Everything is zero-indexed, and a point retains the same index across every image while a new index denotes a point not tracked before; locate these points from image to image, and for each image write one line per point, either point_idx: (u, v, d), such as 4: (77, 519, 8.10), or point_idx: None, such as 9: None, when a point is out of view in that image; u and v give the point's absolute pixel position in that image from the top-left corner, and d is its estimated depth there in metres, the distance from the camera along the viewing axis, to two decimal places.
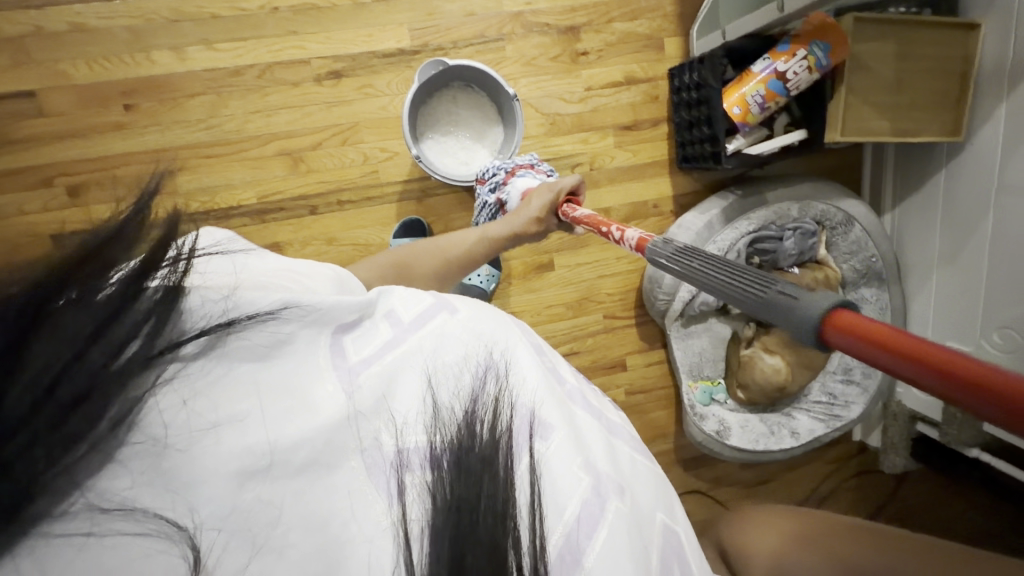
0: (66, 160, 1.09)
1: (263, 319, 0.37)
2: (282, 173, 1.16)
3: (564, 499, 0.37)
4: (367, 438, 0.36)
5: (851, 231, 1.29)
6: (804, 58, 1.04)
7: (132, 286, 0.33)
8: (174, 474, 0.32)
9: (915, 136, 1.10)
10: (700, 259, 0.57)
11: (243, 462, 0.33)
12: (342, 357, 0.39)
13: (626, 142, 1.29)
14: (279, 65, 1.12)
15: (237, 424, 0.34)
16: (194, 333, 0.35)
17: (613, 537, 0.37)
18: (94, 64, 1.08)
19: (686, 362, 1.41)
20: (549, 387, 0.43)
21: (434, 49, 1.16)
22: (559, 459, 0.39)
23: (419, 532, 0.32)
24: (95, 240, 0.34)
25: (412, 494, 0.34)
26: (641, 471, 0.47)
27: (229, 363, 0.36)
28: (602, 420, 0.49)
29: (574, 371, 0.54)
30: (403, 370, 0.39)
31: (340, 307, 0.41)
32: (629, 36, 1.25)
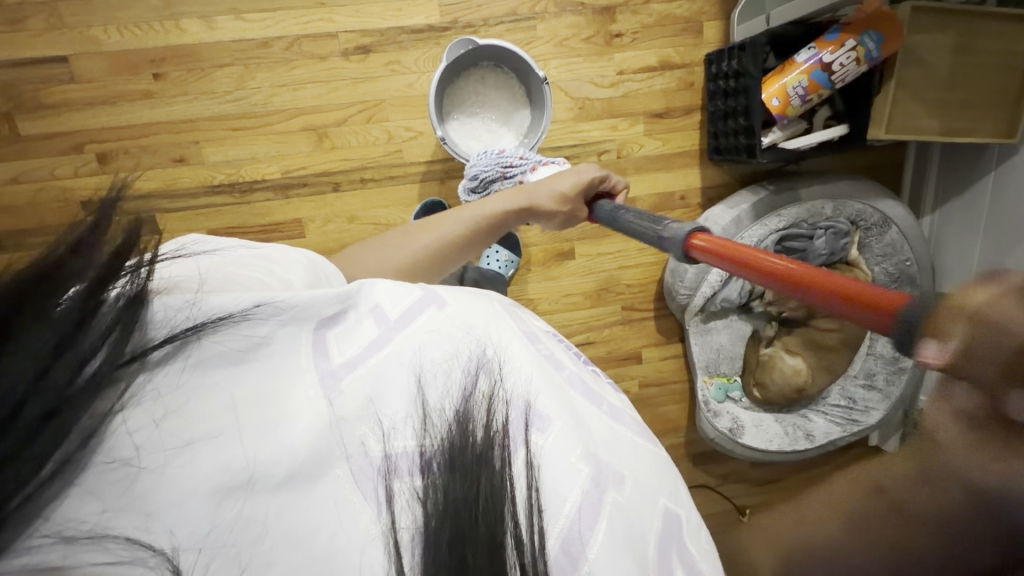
0: (97, 127, 1.11)
1: (233, 322, 0.38)
2: (307, 148, 1.15)
3: (561, 495, 0.38)
4: (352, 446, 0.36)
5: (886, 232, 1.24)
6: (852, 49, 0.99)
7: (94, 296, 0.33)
8: (147, 495, 0.32)
9: (965, 137, 1.05)
10: (627, 212, 0.75)
11: (220, 479, 0.33)
12: (325, 357, 0.40)
13: (655, 130, 1.25)
14: (307, 38, 1.10)
15: (213, 441, 0.34)
16: (159, 341, 0.35)
17: (612, 526, 0.38)
18: (124, 30, 1.07)
19: (703, 358, 1.39)
20: (539, 374, 0.44)
21: (464, 27, 1.13)
22: (558, 451, 0.39)
23: (409, 539, 0.33)
24: (51, 257, 0.34)
25: (402, 500, 0.34)
26: (645, 460, 0.46)
27: (205, 371, 0.36)
28: (601, 405, 0.48)
29: (568, 355, 0.54)
30: (387, 368, 0.40)
31: (318, 301, 0.41)
32: (666, 18, 1.19)
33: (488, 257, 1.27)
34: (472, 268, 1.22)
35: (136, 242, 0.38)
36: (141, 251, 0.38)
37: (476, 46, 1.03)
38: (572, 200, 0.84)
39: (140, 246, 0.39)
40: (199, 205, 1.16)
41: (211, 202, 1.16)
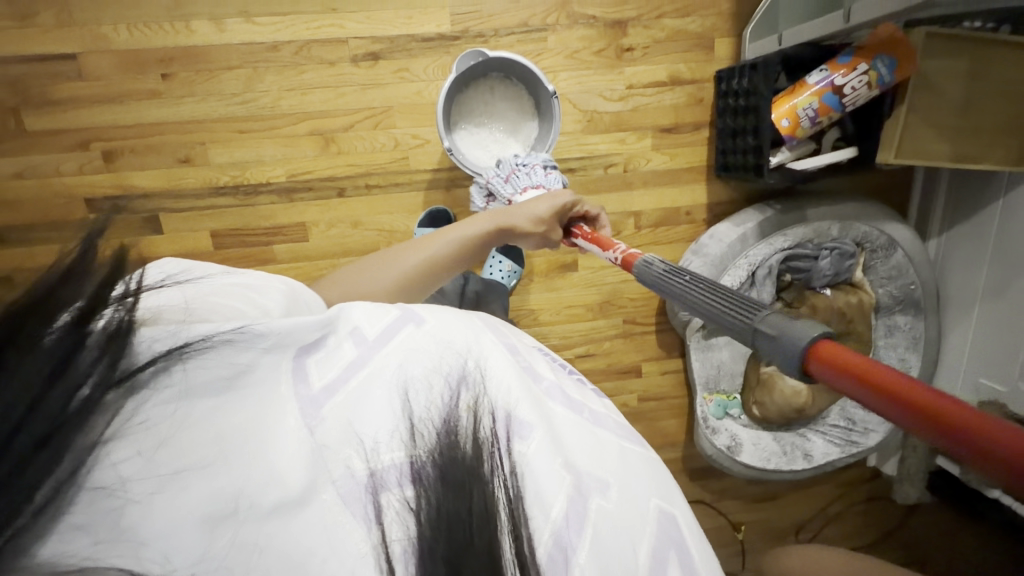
0: (103, 125, 1.11)
1: (218, 348, 0.37)
2: (313, 152, 1.15)
3: (549, 504, 0.37)
4: (337, 469, 0.36)
5: (892, 255, 1.24)
6: (865, 73, 0.98)
7: (81, 326, 0.34)
8: (136, 527, 0.31)
9: (974, 164, 1.04)
10: (686, 279, 0.63)
11: (208, 508, 0.33)
12: (305, 383, 0.39)
13: (663, 145, 1.24)
14: (317, 42, 1.10)
15: (201, 470, 0.34)
16: (146, 362, 0.35)
17: (598, 537, 0.37)
18: (134, 30, 1.07)
19: (704, 375, 1.38)
20: (522, 386, 0.42)
21: (474, 36, 1.12)
22: (541, 459, 0.38)
23: (401, 553, 0.33)
24: (39, 289, 0.35)
25: (390, 515, 0.34)
26: (633, 465, 0.42)
27: (189, 400, 0.36)
28: (584, 413, 0.46)
29: (550, 365, 0.51)
30: (368, 387, 0.39)
31: (301, 328, 0.41)
32: (678, 33, 1.18)
33: (490, 266, 1.26)
34: (474, 277, 1.22)
35: (117, 278, 0.39)
36: (123, 281, 0.40)
37: (486, 58, 1.03)
38: (547, 221, 0.86)
39: (123, 276, 0.40)
40: (203, 206, 1.15)
41: (215, 204, 1.15)
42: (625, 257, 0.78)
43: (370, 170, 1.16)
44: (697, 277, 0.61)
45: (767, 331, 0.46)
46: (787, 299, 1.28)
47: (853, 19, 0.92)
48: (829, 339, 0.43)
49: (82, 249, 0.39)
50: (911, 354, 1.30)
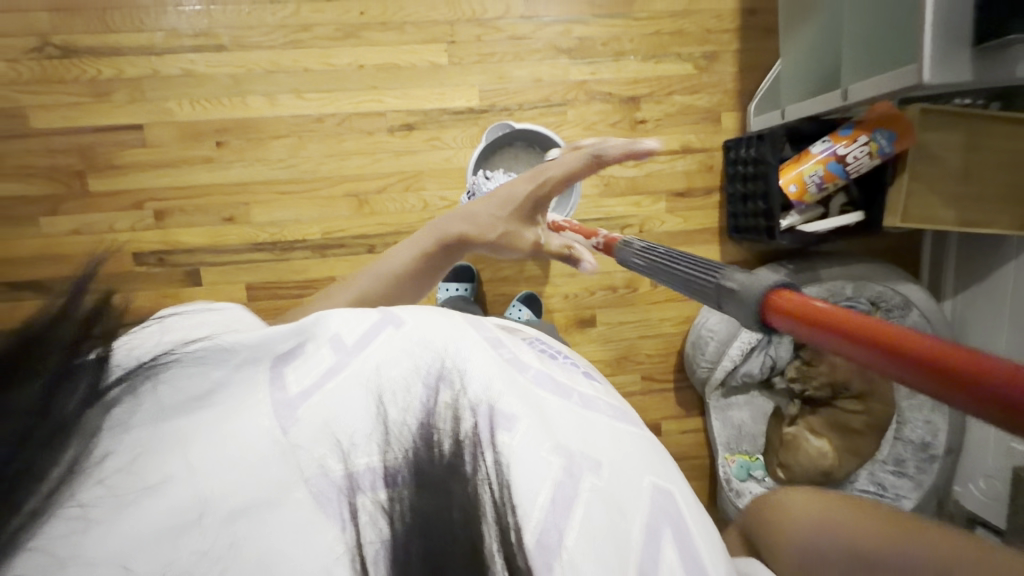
0: (158, 186, 1.20)
1: (184, 364, 0.40)
2: (347, 212, 1.23)
3: (538, 492, 0.37)
4: (309, 469, 0.37)
5: (909, 315, 1.23)
6: (865, 144, 1.05)
7: (74, 359, 0.38)
8: (96, 547, 0.33)
9: (977, 228, 1.09)
10: (657, 252, 0.63)
11: (167, 523, 0.34)
12: (281, 389, 0.41)
13: (677, 208, 1.31)
14: (358, 115, 1.20)
15: (158, 492, 0.35)
16: (116, 380, 0.38)
17: (591, 515, 0.38)
18: (195, 104, 1.18)
19: (725, 434, 1.38)
20: (503, 375, 0.43)
21: (501, 110, 1.23)
22: (528, 450, 0.38)
23: (375, 555, 0.34)
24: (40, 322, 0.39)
25: (365, 516, 0.35)
26: (627, 444, 0.45)
27: (159, 424, 0.38)
28: (575, 397, 0.48)
29: (536, 353, 0.53)
30: (339, 386, 0.40)
31: (273, 341, 0.43)
32: (689, 108, 1.28)
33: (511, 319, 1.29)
34: None
35: (103, 312, 0.42)
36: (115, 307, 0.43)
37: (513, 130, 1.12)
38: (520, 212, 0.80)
39: (115, 308, 0.43)
40: (241, 260, 1.22)
41: (253, 258, 1.22)
42: (606, 241, 0.79)
43: (399, 228, 1.23)
44: (665, 249, 0.61)
45: (727, 286, 0.47)
46: (804, 358, 1.29)
47: (850, 98, 0.96)
48: (788, 290, 0.44)
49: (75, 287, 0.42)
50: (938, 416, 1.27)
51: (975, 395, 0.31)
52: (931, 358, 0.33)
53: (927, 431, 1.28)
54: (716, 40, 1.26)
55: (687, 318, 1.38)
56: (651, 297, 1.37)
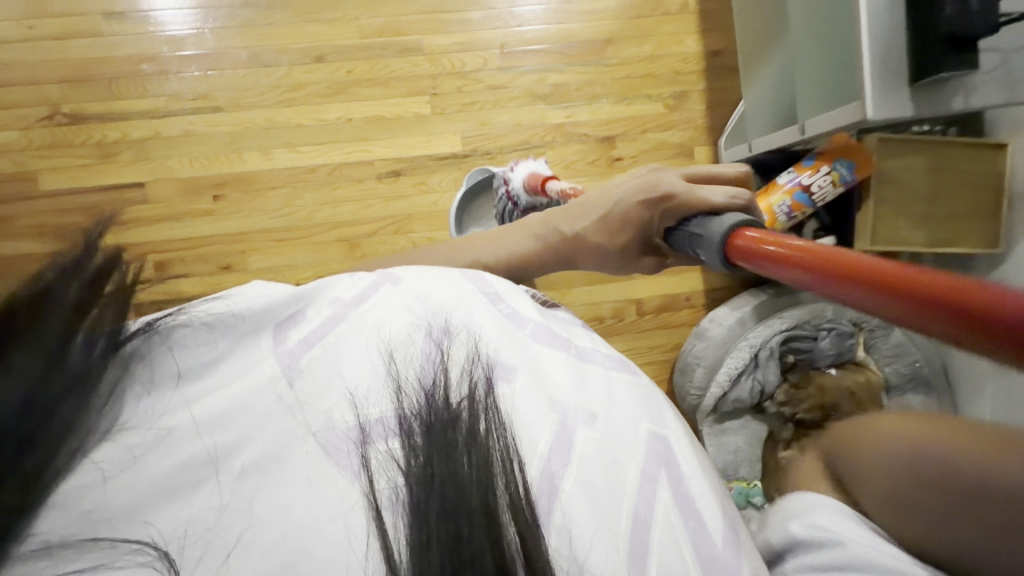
0: (159, 239, 1.26)
1: (193, 331, 0.45)
2: (340, 256, 1.28)
3: (531, 441, 0.41)
4: (318, 422, 0.41)
5: (891, 334, 1.31)
6: (827, 174, 1.11)
7: (77, 324, 0.41)
8: (116, 498, 0.38)
9: (949, 246, 1.12)
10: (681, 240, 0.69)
11: (181, 475, 0.39)
12: (281, 342, 0.45)
13: None
14: (347, 164, 1.27)
15: (167, 446, 0.40)
16: (129, 336, 0.44)
17: (584, 463, 0.41)
18: (195, 161, 1.25)
19: (720, 461, 1.36)
20: (502, 332, 0.47)
21: (483, 154, 1.29)
22: (526, 402, 0.43)
23: (388, 501, 0.38)
24: (44, 285, 0.42)
25: (376, 465, 0.39)
26: (618, 394, 0.46)
27: (166, 393, 0.43)
28: (570, 349, 0.49)
29: (540, 308, 0.54)
30: (343, 343, 0.45)
31: (273, 308, 0.47)
32: (663, 144, 1.33)
33: None
34: None
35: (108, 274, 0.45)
36: (117, 273, 0.46)
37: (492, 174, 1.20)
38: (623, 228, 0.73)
39: (120, 268, 0.47)
40: None
41: None
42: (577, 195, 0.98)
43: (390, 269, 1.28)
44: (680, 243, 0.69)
45: (698, 233, 0.63)
46: (793, 380, 1.33)
47: (810, 131, 1.00)
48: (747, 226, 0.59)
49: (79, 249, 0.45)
50: None
51: (970, 325, 0.30)
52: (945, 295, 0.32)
53: None
54: (685, 80, 1.32)
55: (676, 345, 1.39)
56: (639, 326, 1.38)
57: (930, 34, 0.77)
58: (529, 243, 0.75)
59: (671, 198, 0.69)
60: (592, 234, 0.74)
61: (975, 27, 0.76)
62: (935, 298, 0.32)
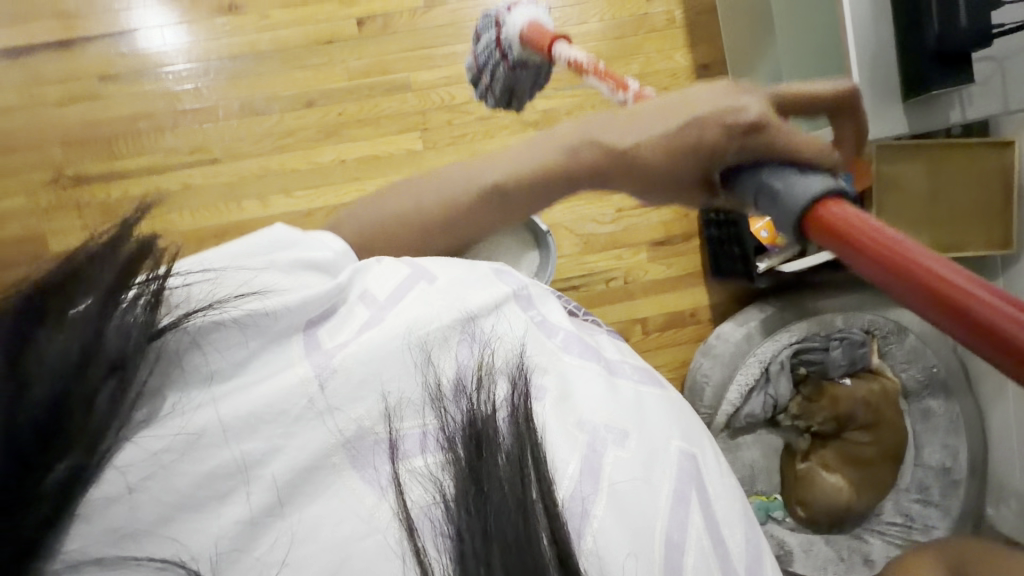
0: None
1: (223, 329, 0.41)
2: None
3: (562, 460, 0.40)
4: (348, 430, 0.40)
5: (905, 339, 1.27)
6: None
7: (108, 308, 0.38)
8: (145, 508, 0.36)
9: (959, 250, 1.08)
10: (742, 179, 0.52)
11: (208, 485, 0.37)
12: (317, 347, 0.42)
13: (658, 257, 1.34)
14: (341, 205, 1.27)
15: (194, 454, 0.37)
16: (165, 326, 0.40)
17: (615, 488, 0.40)
18: (194, 213, 1.26)
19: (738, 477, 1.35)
20: (532, 343, 0.47)
21: None
22: (556, 419, 0.42)
23: (423, 517, 0.36)
24: (72, 281, 0.39)
25: (409, 480, 0.38)
26: (649, 406, 0.46)
27: (189, 393, 0.39)
28: (599, 360, 0.48)
29: (564, 313, 0.53)
30: (379, 347, 0.42)
31: (308, 304, 0.43)
32: None
33: None
34: None
35: (145, 258, 0.43)
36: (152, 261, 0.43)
37: None
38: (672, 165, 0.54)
39: (152, 253, 0.44)
40: None
41: None
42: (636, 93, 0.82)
43: None
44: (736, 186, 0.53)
45: (772, 186, 0.48)
46: (806, 393, 1.29)
47: None
48: (836, 199, 0.47)
49: (110, 241, 0.43)
50: (955, 439, 1.27)
51: (998, 348, 0.36)
52: (980, 322, 0.37)
53: (945, 455, 1.27)
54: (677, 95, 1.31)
55: (685, 362, 1.37)
56: (644, 345, 1.36)
57: (916, 55, 0.75)
58: (556, 156, 0.55)
59: (763, 129, 0.49)
60: (648, 156, 0.53)
61: (959, 40, 0.73)
62: (973, 314, 0.37)
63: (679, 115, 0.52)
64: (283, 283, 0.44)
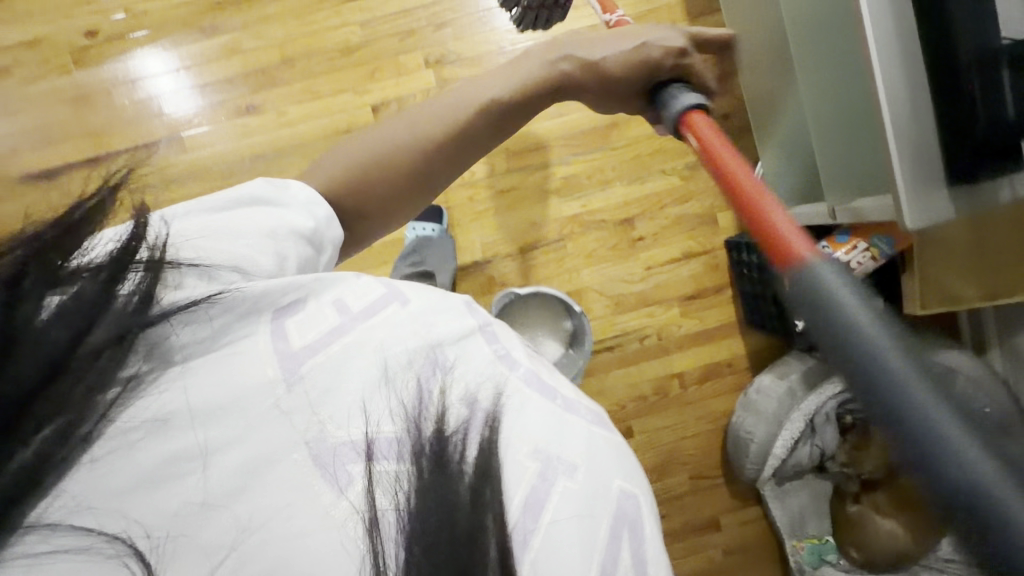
0: None
1: (199, 313, 0.43)
2: None
3: (511, 491, 0.38)
4: (310, 431, 0.40)
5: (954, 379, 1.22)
6: (866, 250, 1.09)
7: (110, 290, 0.41)
8: (112, 477, 0.37)
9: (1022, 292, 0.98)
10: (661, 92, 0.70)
11: (165, 468, 0.38)
12: (285, 341, 0.43)
13: (691, 311, 1.33)
14: None
15: (162, 433, 0.39)
16: (158, 316, 0.41)
17: (554, 521, 0.39)
18: None
19: (785, 519, 1.35)
20: (494, 373, 0.45)
21: (504, 257, 1.29)
22: (519, 445, 0.40)
23: (385, 521, 0.35)
24: (53, 247, 0.41)
25: (372, 486, 0.37)
26: (599, 449, 0.44)
27: (166, 379, 0.41)
28: (555, 399, 0.46)
29: (529, 355, 0.51)
30: (347, 358, 0.43)
31: (275, 293, 0.45)
32: (683, 217, 1.31)
33: None
34: None
35: (143, 236, 0.45)
36: (148, 236, 0.45)
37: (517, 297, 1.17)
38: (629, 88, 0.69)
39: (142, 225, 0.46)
40: None
41: None
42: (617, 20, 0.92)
43: None
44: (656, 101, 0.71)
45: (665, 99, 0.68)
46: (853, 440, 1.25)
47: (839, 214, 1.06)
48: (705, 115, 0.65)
49: (97, 207, 0.45)
50: None
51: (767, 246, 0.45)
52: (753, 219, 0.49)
53: None
54: None
55: (724, 412, 1.37)
56: (683, 399, 1.36)
57: (961, 146, 0.76)
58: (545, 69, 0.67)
59: (688, 55, 0.69)
60: (615, 67, 0.67)
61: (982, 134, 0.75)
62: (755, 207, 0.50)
63: (636, 37, 0.68)
64: (268, 269, 0.49)
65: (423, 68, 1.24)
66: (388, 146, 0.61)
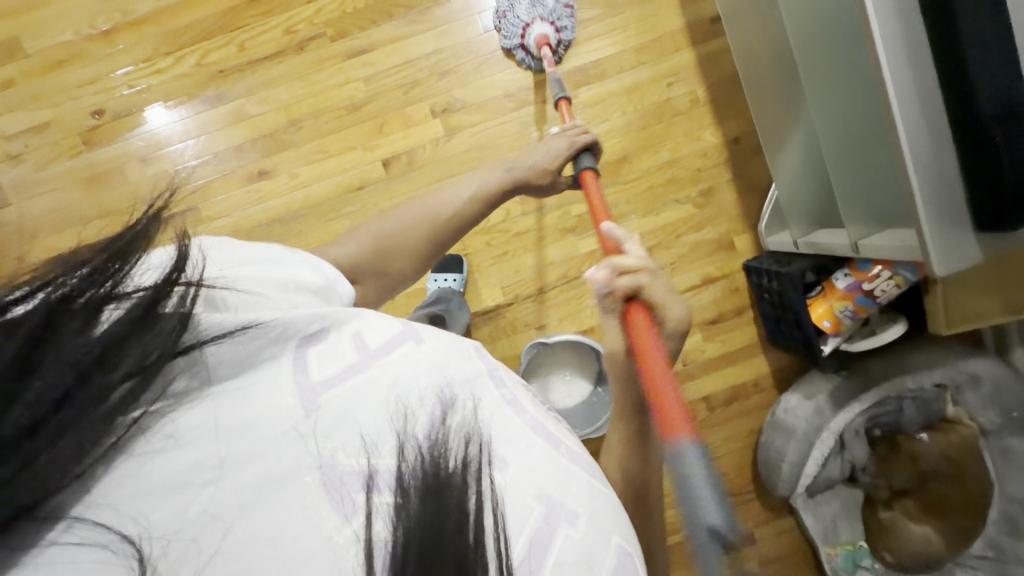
0: None
1: (231, 339, 0.42)
2: None
3: (514, 536, 0.38)
4: (322, 456, 0.40)
5: (981, 387, 1.22)
6: (889, 278, 1.10)
7: (153, 309, 0.40)
8: (134, 479, 0.37)
9: None
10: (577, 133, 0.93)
11: (185, 477, 0.38)
12: (305, 373, 0.43)
13: (714, 335, 1.34)
14: None
15: (181, 449, 0.39)
16: (187, 346, 0.41)
17: (560, 564, 0.38)
18: None
19: (818, 529, 1.34)
20: (510, 414, 0.45)
21: (525, 298, 1.30)
22: (519, 489, 0.40)
23: (380, 547, 0.35)
24: (97, 270, 0.40)
25: (373, 511, 0.36)
26: (604, 501, 0.45)
27: (191, 409, 0.40)
28: (560, 447, 0.46)
29: (534, 402, 0.52)
30: (363, 392, 0.43)
31: (301, 321, 0.45)
32: (699, 244, 1.31)
33: None
34: None
35: (188, 264, 0.45)
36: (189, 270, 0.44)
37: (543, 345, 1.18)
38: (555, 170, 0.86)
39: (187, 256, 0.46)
40: None
41: None
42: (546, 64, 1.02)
43: None
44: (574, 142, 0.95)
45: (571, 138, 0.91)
46: (880, 450, 1.30)
47: (862, 250, 1.03)
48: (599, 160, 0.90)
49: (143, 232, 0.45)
50: None
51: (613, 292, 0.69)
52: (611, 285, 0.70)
53: None
54: (710, 175, 1.30)
55: (753, 430, 1.38)
56: (711, 421, 1.37)
57: (992, 197, 0.75)
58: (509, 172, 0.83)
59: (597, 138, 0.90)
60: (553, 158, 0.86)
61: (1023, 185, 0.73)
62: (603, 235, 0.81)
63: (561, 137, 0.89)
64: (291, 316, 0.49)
65: (430, 118, 1.24)
66: (381, 240, 0.69)
